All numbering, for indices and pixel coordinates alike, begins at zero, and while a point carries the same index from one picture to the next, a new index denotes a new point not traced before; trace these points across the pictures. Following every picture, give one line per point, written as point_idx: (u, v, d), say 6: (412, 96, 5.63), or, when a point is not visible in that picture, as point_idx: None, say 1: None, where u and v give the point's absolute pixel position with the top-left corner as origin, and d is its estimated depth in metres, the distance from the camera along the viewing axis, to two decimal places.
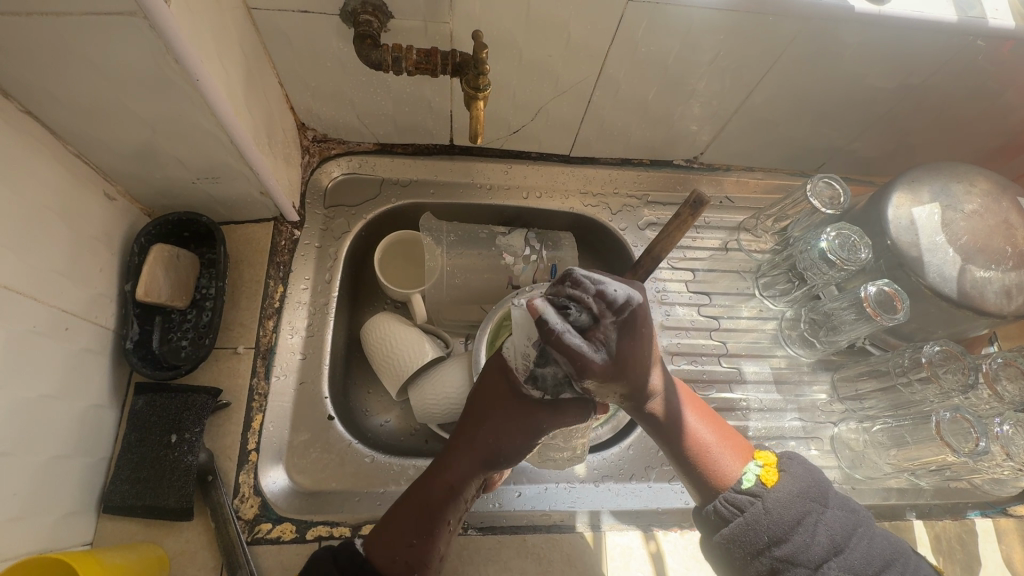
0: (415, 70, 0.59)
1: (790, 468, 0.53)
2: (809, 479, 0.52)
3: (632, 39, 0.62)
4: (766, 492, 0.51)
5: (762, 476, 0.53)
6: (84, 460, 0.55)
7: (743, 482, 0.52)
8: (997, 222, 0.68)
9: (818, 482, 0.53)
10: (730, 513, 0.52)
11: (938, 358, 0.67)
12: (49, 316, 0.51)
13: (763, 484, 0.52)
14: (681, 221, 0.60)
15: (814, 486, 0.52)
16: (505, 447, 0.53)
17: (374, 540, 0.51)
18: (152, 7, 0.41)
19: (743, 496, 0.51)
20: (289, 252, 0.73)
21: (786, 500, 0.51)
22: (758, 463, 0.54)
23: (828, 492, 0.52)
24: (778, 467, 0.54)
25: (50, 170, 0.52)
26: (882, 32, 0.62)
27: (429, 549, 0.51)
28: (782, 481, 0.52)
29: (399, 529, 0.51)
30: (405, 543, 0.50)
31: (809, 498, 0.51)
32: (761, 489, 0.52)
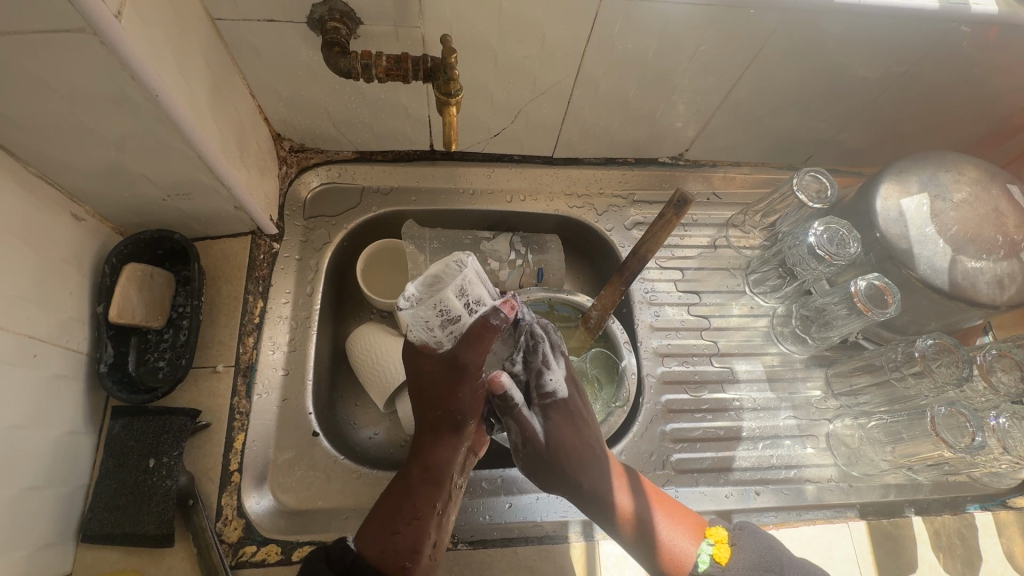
0: (386, 77, 0.57)
1: (742, 540, 0.56)
2: (761, 549, 0.55)
3: (608, 37, 0.61)
4: (723, 571, 0.54)
5: (716, 556, 0.55)
6: (60, 489, 0.53)
7: (699, 564, 0.55)
8: (987, 211, 0.67)
9: (770, 549, 0.55)
10: None
11: (931, 352, 0.66)
12: (16, 344, 0.50)
13: (718, 563, 0.55)
14: (665, 221, 0.63)
15: (766, 557, 0.54)
16: (459, 406, 0.53)
17: (361, 540, 0.50)
18: (102, 21, 0.39)
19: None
20: (268, 266, 0.71)
21: (741, 574, 0.53)
22: (711, 542, 0.56)
23: (782, 559, 0.54)
24: (730, 542, 0.56)
25: (11, 193, 0.50)
26: (863, 21, 0.61)
27: (416, 537, 0.50)
28: (735, 557, 0.55)
29: (382, 522, 0.51)
30: (391, 533, 0.50)
31: (763, 568, 0.53)
32: (716, 569, 0.54)
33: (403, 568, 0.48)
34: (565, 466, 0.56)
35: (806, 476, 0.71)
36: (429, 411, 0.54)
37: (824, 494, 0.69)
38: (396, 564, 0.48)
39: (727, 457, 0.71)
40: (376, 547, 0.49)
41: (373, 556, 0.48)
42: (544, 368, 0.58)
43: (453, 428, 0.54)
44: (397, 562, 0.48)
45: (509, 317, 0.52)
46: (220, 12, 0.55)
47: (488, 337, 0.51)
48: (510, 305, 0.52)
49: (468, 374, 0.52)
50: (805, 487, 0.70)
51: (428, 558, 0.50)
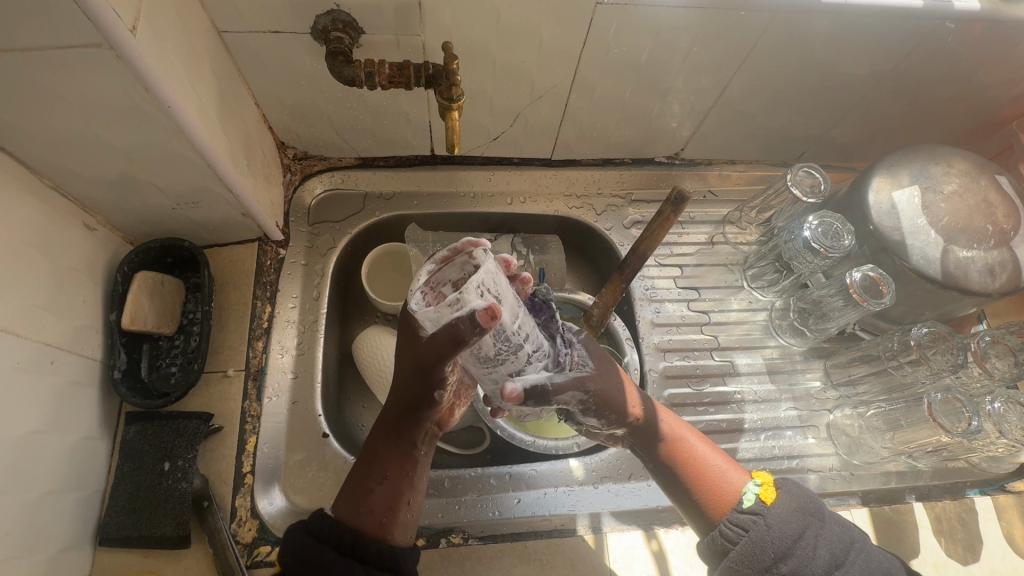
0: (388, 84, 0.59)
1: (787, 486, 0.53)
2: (806, 495, 0.52)
3: (603, 41, 0.63)
4: (767, 509, 0.51)
5: (762, 495, 0.52)
6: (76, 495, 0.54)
7: (744, 501, 0.52)
8: (976, 201, 0.68)
9: (814, 498, 0.52)
10: (735, 534, 0.51)
11: (926, 340, 0.67)
12: (32, 352, 0.51)
13: (763, 502, 0.51)
14: (663, 220, 0.65)
15: (812, 505, 0.51)
16: (427, 386, 0.46)
17: (337, 503, 0.48)
18: (118, 37, 0.41)
19: (746, 514, 0.51)
20: (275, 271, 0.73)
21: (788, 515, 0.50)
22: (755, 483, 0.53)
23: (824, 509, 0.52)
24: (775, 485, 0.53)
25: (26, 204, 0.51)
26: (851, 19, 0.62)
27: (392, 495, 0.48)
28: (781, 497, 0.51)
29: (355, 485, 0.48)
30: (365, 496, 0.48)
31: (809, 512, 0.51)
32: (762, 507, 0.51)
33: (381, 525, 0.47)
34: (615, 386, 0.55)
35: (808, 465, 0.72)
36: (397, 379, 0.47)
37: (826, 483, 0.71)
38: (373, 523, 0.47)
39: (729, 449, 0.72)
40: (352, 508, 0.47)
41: (349, 519, 0.46)
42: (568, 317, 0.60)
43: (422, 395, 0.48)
44: (374, 521, 0.47)
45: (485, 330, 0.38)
46: (226, 25, 0.56)
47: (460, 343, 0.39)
48: (492, 312, 0.37)
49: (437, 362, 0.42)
50: (807, 477, 0.71)
51: (406, 515, 0.49)
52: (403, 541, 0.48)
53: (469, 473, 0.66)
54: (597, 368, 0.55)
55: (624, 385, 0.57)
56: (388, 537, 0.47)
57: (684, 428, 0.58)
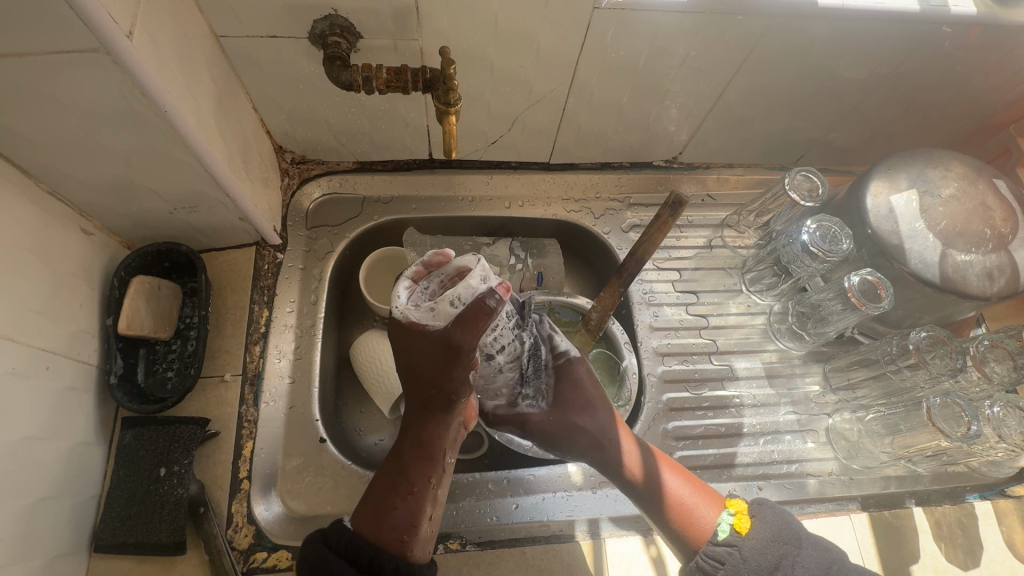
0: (386, 89, 0.59)
1: (762, 512, 0.54)
2: (782, 521, 0.54)
3: (601, 45, 0.63)
4: (742, 540, 0.53)
5: (736, 525, 0.54)
6: (72, 500, 0.54)
7: (720, 533, 0.54)
8: (974, 205, 0.68)
9: (790, 523, 0.54)
10: (711, 566, 0.53)
11: (926, 344, 0.67)
12: (28, 357, 0.51)
13: (737, 533, 0.54)
14: (661, 223, 0.65)
15: (788, 531, 0.53)
16: (448, 389, 0.47)
17: (358, 518, 0.47)
18: (114, 42, 0.41)
19: (720, 546, 0.53)
20: (272, 275, 0.72)
21: (762, 545, 0.52)
22: (730, 513, 0.56)
23: (801, 534, 0.53)
24: (750, 514, 0.55)
25: (23, 209, 0.51)
26: (848, 24, 0.63)
27: (414, 511, 0.48)
28: (756, 527, 0.53)
29: (377, 500, 0.48)
30: (387, 511, 0.47)
31: (784, 540, 0.52)
32: (736, 538, 0.53)
33: (402, 542, 0.46)
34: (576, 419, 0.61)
35: (808, 470, 0.72)
36: (418, 388, 0.47)
37: (826, 488, 0.70)
38: (394, 539, 0.46)
39: (729, 454, 0.72)
40: (373, 521, 0.47)
41: (370, 534, 0.46)
42: (553, 334, 0.63)
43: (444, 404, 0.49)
44: (395, 537, 0.46)
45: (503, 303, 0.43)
46: (223, 30, 0.56)
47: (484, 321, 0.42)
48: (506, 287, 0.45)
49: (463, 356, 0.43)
50: (807, 482, 0.71)
51: (427, 531, 0.48)
52: (424, 559, 0.47)
53: (467, 478, 0.65)
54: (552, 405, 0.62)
55: (593, 418, 0.61)
56: (410, 553, 0.46)
57: (661, 460, 0.60)
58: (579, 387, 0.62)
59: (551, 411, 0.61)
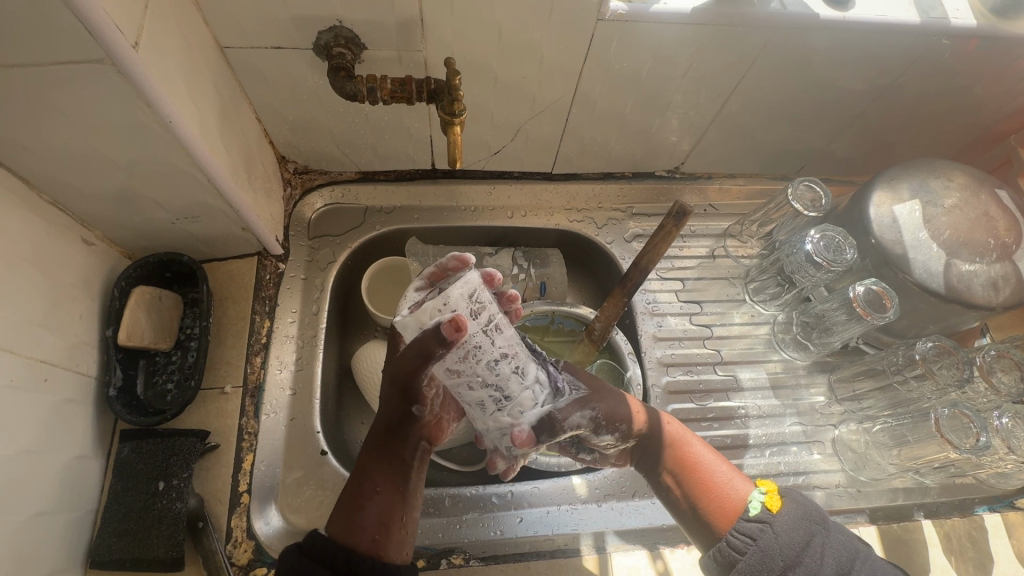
0: (390, 99, 0.59)
1: (791, 494, 0.53)
2: (810, 503, 0.52)
3: (604, 56, 0.63)
4: (774, 517, 0.51)
5: (768, 503, 0.52)
6: (67, 516, 0.53)
7: (750, 509, 0.52)
8: (977, 215, 0.68)
9: (818, 507, 0.52)
10: (741, 542, 0.50)
11: (932, 354, 0.67)
12: (27, 369, 0.50)
13: (769, 510, 0.51)
14: (664, 234, 0.64)
15: (817, 514, 0.51)
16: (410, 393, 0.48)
17: (331, 523, 0.46)
18: (120, 52, 0.41)
19: (752, 522, 0.51)
20: (274, 286, 0.72)
21: (794, 523, 0.50)
22: (761, 491, 0.53)
23: (828, 519, 0.51)
24: (780, 493, 0.53)
25: (25, 219, 0.51)
26: (849, 36, 0.63)
27: (386, 513, 0.47)
28: (787, 506, 0.51)
29: (349, 502, 0.47)
30: (358, 512, 0.46)
31: (813, 520, 0.51)
32: (768, 515, 0.51)
33: (375, 542, 0.45)
34: (604, 398, 0.56)
35: (815, 482, 0.71)
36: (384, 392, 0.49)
37: (833, 500, 0.69)
38: (367, 540, 0.45)
39: (735, 466, 0.71)
40: (343, 525, 0.45)
41: (341, 536, 0.44)
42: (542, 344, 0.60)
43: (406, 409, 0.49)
44: (367, 537, 0.45)
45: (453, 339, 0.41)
46: (228, 41, 0.57)
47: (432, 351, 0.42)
48: (455, 324, 0.40)
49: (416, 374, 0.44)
50: (814, 494, 0.70)
51: (401, 532, 0.47)
52: (400, 560, 0.45)
53: (470, 491, 0.65)
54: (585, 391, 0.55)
55: (616, 397, 0.57)
56: (383, 554, 0.44)
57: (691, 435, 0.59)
58: (592, 373, 0.58)
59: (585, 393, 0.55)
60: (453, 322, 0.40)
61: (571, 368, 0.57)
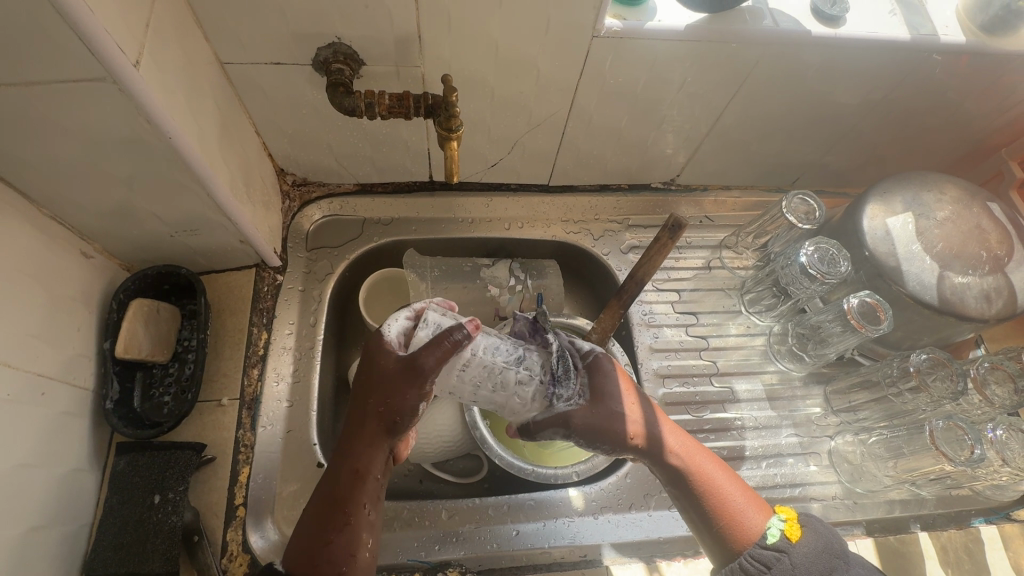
0: (388, 114, 0.60)
1: (811, 524, 0.53)
2: (831, 535, 0.52)
3: (600, 71, 0.64)
4: (792, 547, 0.51)
5: (787, 531, 0.52)
6: (62, 529, 0.53)
7: (768, 537, 0.51)
8: (969, 227, 0.69)
9: (837, 539, 0.52)
10: (756, 568, 0.50)
11: (926, 366, 0.67)
12: (24, 382, 0.50)
13: (788, 540, 0.51)
14: (659, 245, 0.65)
15: (836, 546, 0.51)
16: (395, 409, 0.48)
17: (291, 555, 0.46)
18: (122, 71, 0.42)
19: (769, 551, 0.51)
20: (272, 297, 0.72)
21: (813, 555, 0.50)
22: (780, 518, 0.53)
23: (847, 550, 0.52)
24: (800, 522, 0.53)
25: (24, 233, 0.51)
26: (841, 52, 0.64)
27: (351, 542, 0.46)
28: (806, 537, 0.51)
29: (312, 532, 0.46)
30: (323, 544, 0.46)
31: (833, 553, 0.51)
32: (786, 544, 0.51)
33: None
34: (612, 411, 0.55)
35: (811, 494, 0.71)
36: (365, 408, 0.49)
37: (830, 512, 0.70)
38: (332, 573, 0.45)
39: None
40: (308, 559, 0.45)
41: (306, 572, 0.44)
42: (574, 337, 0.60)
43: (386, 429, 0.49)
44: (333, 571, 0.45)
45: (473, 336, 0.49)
46: (228, 56, 0.57)
47: (449, 349, 0.48)
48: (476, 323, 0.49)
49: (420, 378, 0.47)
50: (811, 506, 0.70)
51: (366, 561, 0.47)
52: None
53: (467, 503, 0.64)
54: (592, 402, 0.55)
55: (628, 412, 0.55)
56: None
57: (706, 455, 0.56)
58: (610, 378, 0.56)
59: (590, 406, 0.54)
60: (472, 322, 0.49)
61: (591, 372, 0.56)
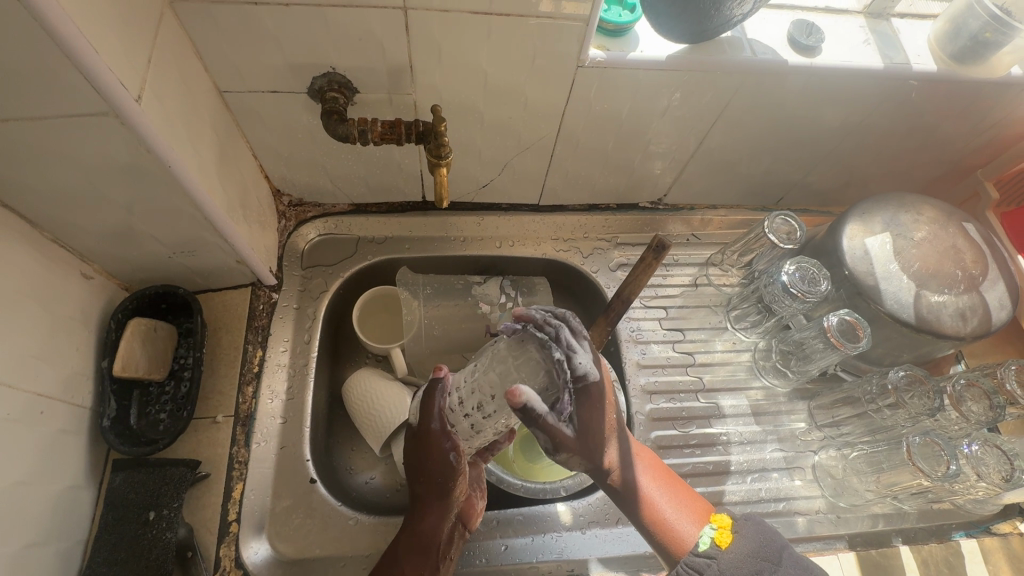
0: (381, 141, 0.62)
1: (745, 529, 0.54)
2: (764, 538, 0.53)
3: (586, 98, 0.66)
4: (722, 553, 0.52)
5: (717, 539, 0.54)
6: (58, 546, 0.54)
7: (699, 545, 0.53)
8: (945, 248, 0.71)
9: (773, 540, 0.53)
10: None
11: (904, 383, 0.69)
12: (24, 402, 0.52)
13: (718, 546, 0.53)
14: (646, 265, 0.65)
15: (768, 548, 0.52)
16: (436, 474, 0.57)
17: None
18: (123, 105, 0.44)
19: (700, 558, 0.52)
20: (267, 316, 0.74)
21: (741, 560, 0.51)
22: (711, 527, 0.55)
23: (783, 552, 0.52)
24: (732, 530, 0.54)
25: (27, 257, 0.53)
26: (817, 79, 0.67)
27: None
28: (736, 542, 0.53)
29: None
30: None
31: (762, 556, 0.52)
32: (717, 550, 0.52)
33: None
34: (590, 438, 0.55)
35: (796, 508, 0.72)
36: (415, 479, 0.58)
37: (814, 526, 0.71)
38: None
39: (717, 492, 0.72)
40: None
41: None
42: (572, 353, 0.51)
43: (438, 494, 0.58)
44: None
45: (443, 375, 0.58)
46: (227, 85, 0.59)
47: (434, 398, 0.57)
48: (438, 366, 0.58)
49: (434, 438, 0.57)
50: (795, 520, 0.71)
51: None
52: None
53: None
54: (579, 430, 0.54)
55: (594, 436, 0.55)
56: None
57: (645, 466, 0.59)
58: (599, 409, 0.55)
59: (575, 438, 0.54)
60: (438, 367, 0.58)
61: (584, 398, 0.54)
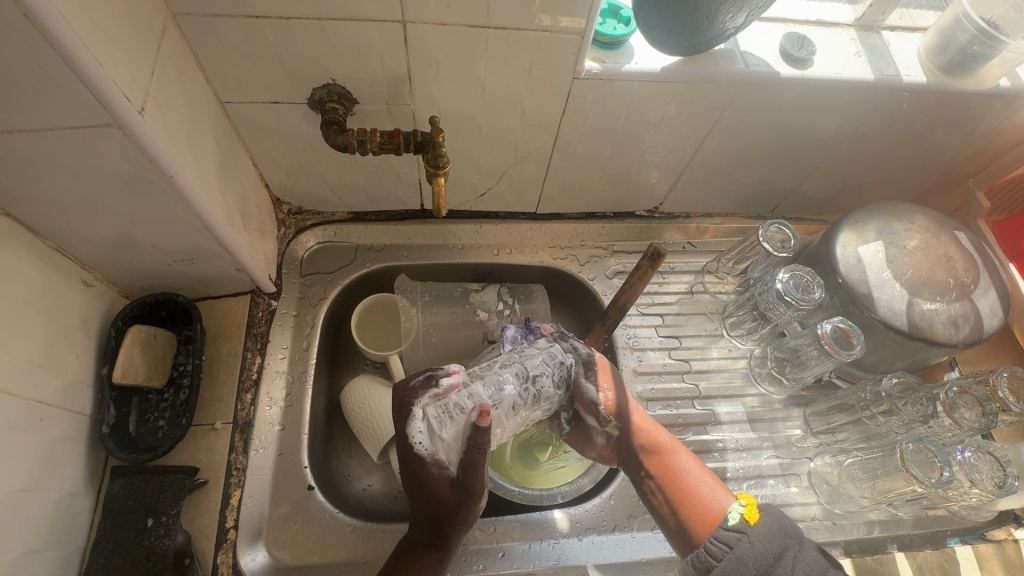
0: (380, 151, 0.63)
1: (769, 509, 0.56)
2: (788, 518, 0.55)
3: (582, 108, 0.67)
4: (751, 528, 0.54)
5: (745, 514, 0.55)
6: (57, 553, 0.54)
7: (730, 519, 0.55)
8: (937, 256, 0.72)
9: (794, 523, 0.55)
10: (718, 549, 0.53)
11: (896, 390, 0.69)
12: (24, 409, 0.52)
13: (747, 521, 0.54)
14: (641, 273, 0.66)
15: (792, 528, 0.54)
16: (465, 502, 0.58)
17: None
18: (126, 117, 0.44)
19: (730, 532, 0.54)
20: (266, 323, 0.74)
21: (769, 535, 0.53)
22: (740, 503, 0.56)
23: (802, 534, 0.54)
24: (758, 507, 0.56)
25: (29, 265, 0.54)
26: (810, 90, 0.68)
27: None
28: (764, 518, 0.54)
29: None
30: None
31: (788, 534, 0.53)
32: (745, 525, 0.54)
33: None
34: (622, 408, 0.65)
35: (792, 515, 0.73)
36: (436, 505, 0.57)
37: (810, 533, 0.71)
38: None
39: None
40: None
41: None
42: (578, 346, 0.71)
43: (459, 522, 0.58)
44: None
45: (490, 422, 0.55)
46: (228, 96, 0.60)
47: (486, 437, 0.56)
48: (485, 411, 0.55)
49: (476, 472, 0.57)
50: None
51: None
52: None
53: None
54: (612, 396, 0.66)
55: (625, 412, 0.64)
56: None
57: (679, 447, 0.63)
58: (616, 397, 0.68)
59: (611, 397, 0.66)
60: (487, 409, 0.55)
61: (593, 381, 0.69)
